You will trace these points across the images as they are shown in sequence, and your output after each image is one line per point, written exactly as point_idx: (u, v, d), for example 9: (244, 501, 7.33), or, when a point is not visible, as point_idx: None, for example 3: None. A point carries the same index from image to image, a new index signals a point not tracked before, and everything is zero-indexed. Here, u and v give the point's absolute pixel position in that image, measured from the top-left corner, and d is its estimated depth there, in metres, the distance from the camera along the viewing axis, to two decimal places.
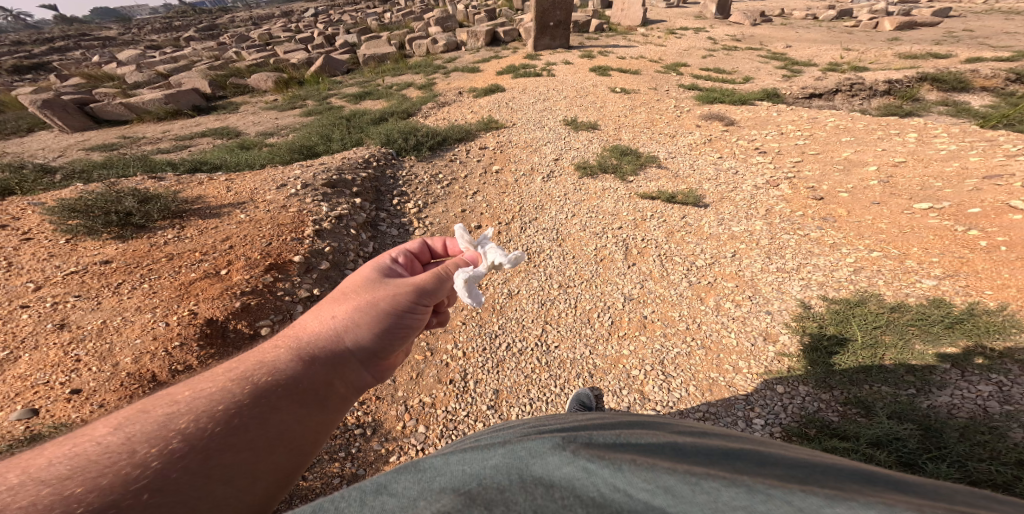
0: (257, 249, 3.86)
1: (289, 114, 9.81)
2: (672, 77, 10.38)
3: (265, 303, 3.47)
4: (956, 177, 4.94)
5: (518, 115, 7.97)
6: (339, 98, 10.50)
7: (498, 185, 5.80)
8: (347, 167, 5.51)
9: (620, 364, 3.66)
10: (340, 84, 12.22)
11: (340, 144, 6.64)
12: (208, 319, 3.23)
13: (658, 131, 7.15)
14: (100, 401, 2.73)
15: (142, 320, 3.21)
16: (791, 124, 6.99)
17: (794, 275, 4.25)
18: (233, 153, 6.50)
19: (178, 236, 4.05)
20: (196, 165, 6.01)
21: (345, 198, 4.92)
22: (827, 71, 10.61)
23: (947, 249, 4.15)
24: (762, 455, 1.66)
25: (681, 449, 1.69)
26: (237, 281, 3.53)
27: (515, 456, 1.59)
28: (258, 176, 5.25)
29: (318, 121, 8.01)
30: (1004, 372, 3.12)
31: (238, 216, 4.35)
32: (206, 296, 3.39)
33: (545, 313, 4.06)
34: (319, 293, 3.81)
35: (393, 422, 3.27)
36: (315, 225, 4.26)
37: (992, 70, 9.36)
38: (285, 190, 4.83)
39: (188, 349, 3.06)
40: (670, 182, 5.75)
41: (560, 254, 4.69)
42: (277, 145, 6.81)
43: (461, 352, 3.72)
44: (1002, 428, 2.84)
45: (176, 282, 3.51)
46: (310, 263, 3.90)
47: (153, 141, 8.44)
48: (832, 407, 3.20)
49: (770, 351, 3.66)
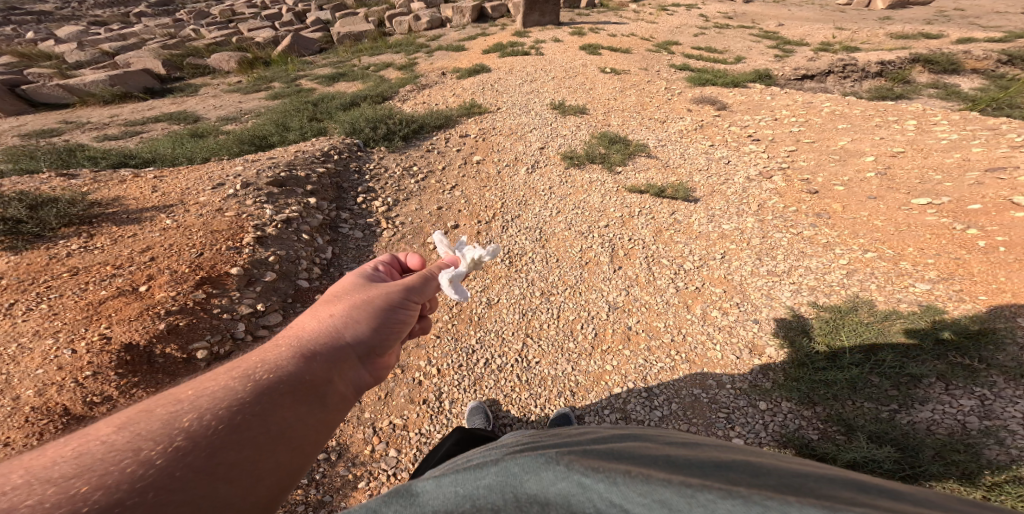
0: (183, 261, 3.56)
1: (253, 97, 9.30)
2: (663, 57, 10.05)
3: (198, 323, 3.20)
4: (957, 169, 4.81)
5: (503, 99, 7.62)
6: (308, 81, 9.98)
7: (478, 178, 5.53)
8: (301, 162, 5.15)
9: (603, 380, 3.48)
10: (311, 64, 11.63)
11: (297, 134, 6.26)
12: (127, 343, 2.95)
13: (648, 116, 6.89)
14: (3, 440, 2.46)
15: (44, 347, 2.89)
16: (785, 109, 6.81)
17: (785, 279, 4.08)
18: (174, 144, 6.08)
19: (85, 246, 3.65)
20: (123, 159, 5.53)
21: (296, 198, 4.60)
22: (819, 51, 10.39)
23: (944, 249, 4.01)
24: (758, 463, 1.47)
25: (676, 460, 1.49)
26: (161, 298, 3.24)
27: (509, 473, 1.40)
28: (193, 172, 4.88)
29: (283, 106, 7.54)
30: (989, 384, 3.04)
31: (162, 221, 3.98)
32: (122, 317, 3.08)
33: (526, 325, 3.85)
34: (264, 307, 3.55)
35: (360, 446, 3.09)
36: (257, 232, 3.97)
37: (984, 52, 9.21)
38: (221, 190, 4.47)
39: (104, 378, 2.77)
40: (660, 173, 5.53)
41: (543, 258, 4.45)
42: (232, 134, 6.39)
43: (435, 369, 3.51)
44: (978, 445, 2.77)
45: (83, 302, 3.16)
46: (251, 276, 3.63)
47: (97, 127, 7.99)
48: (813, 425, 3.09)
49: (755, 364, 3.50)
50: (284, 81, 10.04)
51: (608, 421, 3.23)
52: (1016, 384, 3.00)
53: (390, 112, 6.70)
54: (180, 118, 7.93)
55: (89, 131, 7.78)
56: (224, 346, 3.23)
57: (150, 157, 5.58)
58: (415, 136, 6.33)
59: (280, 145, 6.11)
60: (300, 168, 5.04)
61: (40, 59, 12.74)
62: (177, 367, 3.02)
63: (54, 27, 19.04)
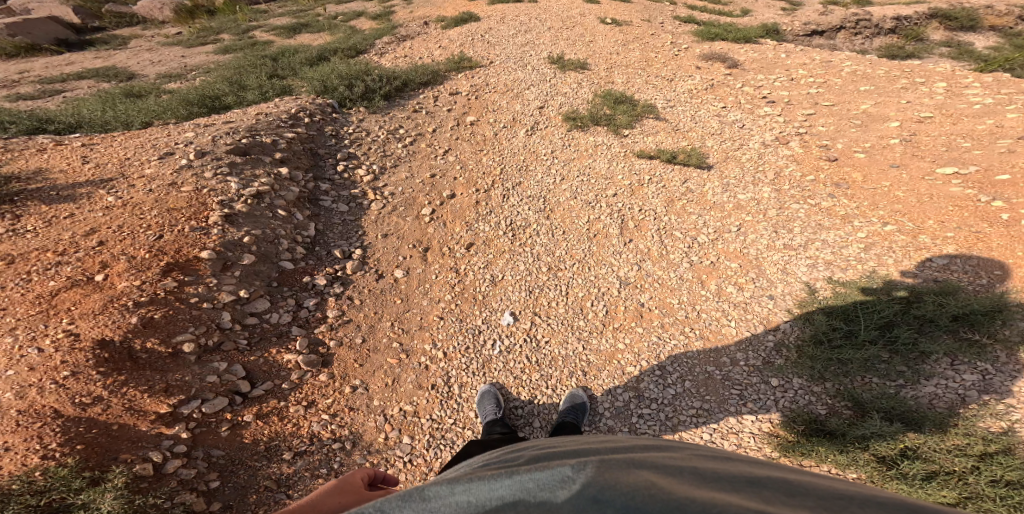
0: (139, 244, 3.13)
1: (197, 50, 8.55)
2: (666, 8, 9.37)
3: (177, 315, 2.88)
4: (988, 136, 4.52)
5: (496, 51, 7.04)
6: (263, 32, 9.20)
7: (474, 141, 5.11)
8: (265, 125, 4.66)
9: (615, 360, 3.23)
10: (268, 13, 10.72)
11: (257, 93, 5.71)
12: (100, 340, 2.62)
13: (654, 73, 6.41)
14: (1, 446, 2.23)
15: (3, 346, 2.54)
16: (801, 68, 6.40)
17: (801, 253, 3.80)
18: (103, 105, 5.47)
19: (13, 229, 3.19)
20: (38, 124, 4.91)
21: (264, 168, 4.16)
22: (828, 6, 9.84)
23: (965, 222, 3.73)
24: (796, 482, 1.23)
25: (705, 470, 1.24)
26: (124, 288, 2.86)
27: (524, 487, 1.15)
28: (130, 140, 4.40)
29: (236, 61, 6.87)
30: (992, 360, 2.86)
31: (102, 199, 3.51)
32: (84, 311, 2.72)
33: (534, 302, 3.55)
34: (247, 294, 3.22)
35: (373, 435, 2.83)
36: (224, 209, 3.55)
37: (1006, 7, 8.71)
38: (171, 161, 4.01)
39: (87, 378, 2.49)
40: (670, 136, 5.15)
41: (548, 229, 4.13)
42: (177, 93, 5.79)
43: (441, 353, 3.22)
44: (972, 417, 2.60)
45: (31, 295, 2.77)
46: (227, 259, 3.27)
47: (5, 85, 7.27)
48: (822, 400, 2.88)
49: (770, 340, 3.25)
50: (234, 33, 9.26)
51: (622, 404, 3.00)
52: (1017, 359, 2.84)
53: (369, 67, 6.14)
54: (110, 75, 7.29)
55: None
56: (211, 337, 2.92)
57: (72, 121, 4.97)
58: (399, 94, 5.83)
59: (236, 106, 5.55)
60: (264, 133, 4.55)
61: None
62: (165, 361, 2.73)
63: None
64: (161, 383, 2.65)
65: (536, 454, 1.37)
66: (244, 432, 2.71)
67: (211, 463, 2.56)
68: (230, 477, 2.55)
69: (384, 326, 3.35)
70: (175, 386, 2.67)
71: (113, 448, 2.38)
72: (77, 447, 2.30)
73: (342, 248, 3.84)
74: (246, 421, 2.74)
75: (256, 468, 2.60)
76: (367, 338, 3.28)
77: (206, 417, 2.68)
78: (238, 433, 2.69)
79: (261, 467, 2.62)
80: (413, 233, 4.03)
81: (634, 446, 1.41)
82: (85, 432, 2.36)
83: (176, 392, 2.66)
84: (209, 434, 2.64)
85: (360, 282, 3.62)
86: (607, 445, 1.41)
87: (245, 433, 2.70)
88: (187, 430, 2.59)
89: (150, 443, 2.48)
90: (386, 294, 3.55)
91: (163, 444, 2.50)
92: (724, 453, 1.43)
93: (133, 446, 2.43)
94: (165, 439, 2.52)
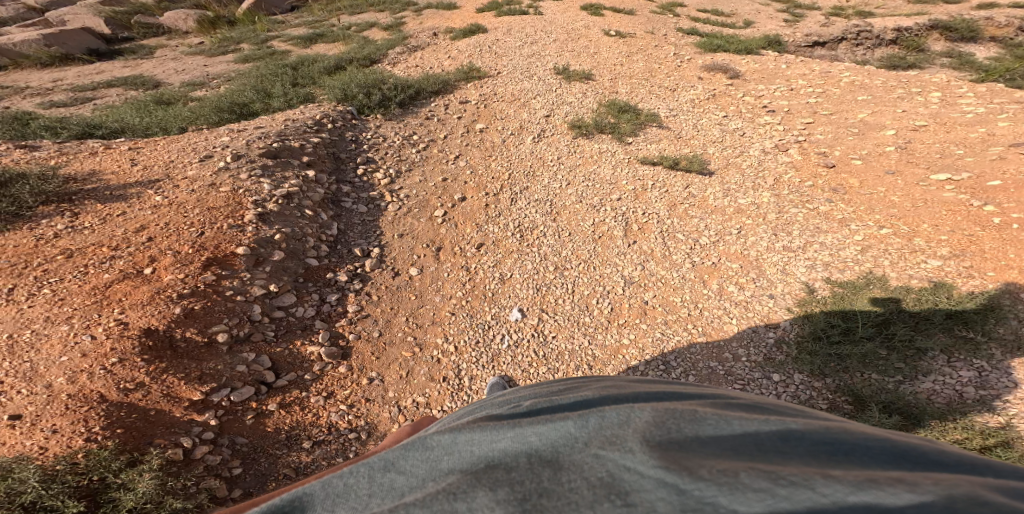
0: (184, 240, 3.41)
1: (220, 60, 8.86)
2: (669, 19, 9.61)
3: (213, 307, 3.09)
4: (980, 144, 4.68)
5: (504, 62, 7.27)
6: (280, 42, 9.52)
7: (483, 147, 5.32)
8: (293, 131, 4.92)
9: (620, 354, 3.38)
10: (284, 24, 11.09)
11: (280, 100, 5.96)
12: (147, 329, 2.83)
13: (658, 83, 6.62)
14: (50, 427, 2.37)
15: (60, 333, 2.75)
16: (802, 78, 6.58)
17: (799, 254, 3.95)
18: (140, 112, 5.77)
19: (72, 225, 3.47)
20: (88, 129, 5.19)
21: (293, 171, 4.41)
22: (830, 17, 10.05)
23: (958, 225, 3.87)
24: (790, 427, 1.29)
25: (698, 417, 1.33)
26: (170, 281, 3.10)
27: (524, 436, 1.30)
28: (172, 144, 4.66)
29: (257, 69, 7.13)
30: (988, 357, 2.99)
31: (151, 198, 3.81)
32: (132, 302, 2.95)
33: (541, 300, 3.73)
34: (276, 288, 3.44)
35: (387, 425, 2.97)
36: (257, 208, 3.80)
37: (1005, 18, 8.87)
38: (210, 163, 4.29)
39: (132, 365, 2.68)
40: (672, 144, 5.34)
41: (555, 231, 4.32)
42: (204, 101, 6.06)
43: (453, 347, 3.39)
44: (969, 413, 2.72)
45: (88, 286, 3.01)
46: (260, 255, 3.50)
47: (40, 92, 7.59)
48: (823, 396, 3.01)
49: (770, 337, 3.40)
50: (253, 42, 9.57)
51: None
52: (1013, 357, 2.96)
53: (383, 76, 6.38)
54: (137, 83, 7.57)
55: (32, 97, 7.39)
56: (242, 328, 3.12)
57: (116, 126, 5.25)
58: (412, 102, 6.06)
59: (263, 113, 5.81)
60: (292, 137, 4.81)
61: None
62: (201, 351, 2.93)
63: None
64: (196, 371, 2.84)
65: (538, 405, 1.52)
66: (267, 420, 2.86)
67: (235, 450, 2.68)
68: (252, 464, 2.67)
69: (400, 321, 3.54)
70: (208, 374, 2.86)
71: (150, 433, 2.52)
72: (118, 431, 2.44)
73: (362, 247, 4.05)
74: (269, 410, 2.90)
75: (277, 456, 2.73)
76: (384, 332, 3.46)
77: (233, 405, 2.83)
78: (261, 422, 2.84)
79: (281, 455, 2.74)
80: (426, 234, 4.23)
81: (635, 397, 1.52)
82: (125, 417, 2.50)
83: (209, 380, 2.84)
84: (235, 422, 2.79)
85: (378, 279, 3.82)
86: (606, 395, 1.54)
87: (268, 422, 2.85)
88: (215, 417, 2.74)
89: (181, 429, 2.61)
90: (401, 290, 3.75)
91: (193, 431, 2.64)
92: (719, 399, 1.54)
93: (167, 431, 2.57)
94: (195, 425, 2.66)
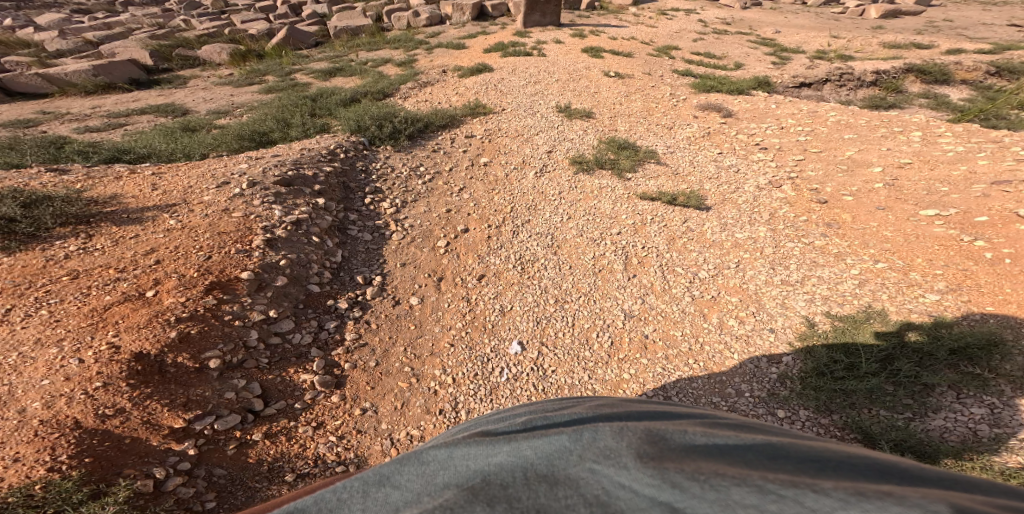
0: (190, 264, 3.39)
1: (243, 90, 9.00)
2: (665, 61, 10.01)
3: (209, 331, 3.04)
4: (964, 182, 4.85)
5: (508, 100, 7.46)
6: (301, 75, 9.72)
7: (486, 180, 5.40)
8: (307, 160, 5.00)
9: (620, 389, 3.34)
10: (306, 58, 11.28)
11: (297, 129, 6.07)
12: (137, 353, 2.77)
13: (656, 122, 6.83)
14: (12, 456, 2.29)
15: (47, 356, 2.69)
16: (791, 118, 6.83)
17: (798, 288, 4.00)
18: (166, 138, 5.84)
19: (84, 247, 3.46)
20: (116, 154, 5.27)
21: (304, 199, 4.45)
22: (815, 60, 10.55)
23: (951, 260, 3.97)
24: (780, 447, 1.33)
25: (690, 437, 1.38)
26: (170, 304, 3.07)
27: (521, 454, 1.34)
28: (192, 169, 4.72)
29: (276, 101, 7.28)
30: (997, 393, 2.99)
31: (165, 222, 3.81)
32: (128, 325, 2.90)
33: (542, 332, 3.71)
34: (276, 314, 3.40)
35: (378, 458, 2.87)
36: (266, 234, 3.82)
37: (974, 63, 9.38)
38: (227, 189, 4.31)
39: (115, 390, 2.60)
40: (670, 180, 5.46)
41: (556, 264, 4.34)
42: (226, 129, 6.14)
43: (450, 378, 3.33)
44: (984, 452, 2.72)
45: (86, 308, 2.97)
46: (263, 280, 3.49)
47: (77, 117, 7.66)
48: (831, 433, 3.00)
49: (772, 372, 3.40)
50: (275, 75, 9.75)
51: None
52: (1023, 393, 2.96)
53: (393, 109, 6.52)
54: (166, 111, 7.68)
55: (68, 123, 7.44)
56: (236, 355, 3.06)
57: (144, 152, 5.33)
58: (420, 135, 6.17)
59: (281, 142, 5.88)
60: (307, 166, 4.88)
61: (15, 47, 12.19)
62: (190, 377, 2.85)
63: (38, 14, 18.18)
64: (182, 398, 2.75)
65: (532, 422, 1.57)
66: (250, 451, 2.76)
67: (210, 483, 2.58)
68: (228, 498, 2.56)
69: (398, 350, 3.49)
70: (194, 401, 2.77)
71: (120, 463, 2.42)
72: (85, 460, 2.35)
73: (364, 275, 4.04)
74: (253, 440, 2.80)
75: (255, 490, 2.62)
76: (381, 362, 3.40)
77: (216, 434, 2.74)
78: (243, 453, 2.74)
79: (260, 488, 2.63)
80: (428, 264, 4.24)
81: (628, 414, 1.57)
82: (96, 445, 2.41)
83: (194, 407, 2.75)
84: (214, 452, 2.68)
85: (378, 308, 3.79)
86: (600, 413, 1.57)
87: (250, 453, 2.75)
88: (194, 447, 2.64)
89: (155, 459, 2.52)
90: (401, 320, 3.72)
91: (168, 461, 2.54)
92: (710, 419, 1.59)
93: (139, 461, 2.48)
94: (172, 455, 2.56)
